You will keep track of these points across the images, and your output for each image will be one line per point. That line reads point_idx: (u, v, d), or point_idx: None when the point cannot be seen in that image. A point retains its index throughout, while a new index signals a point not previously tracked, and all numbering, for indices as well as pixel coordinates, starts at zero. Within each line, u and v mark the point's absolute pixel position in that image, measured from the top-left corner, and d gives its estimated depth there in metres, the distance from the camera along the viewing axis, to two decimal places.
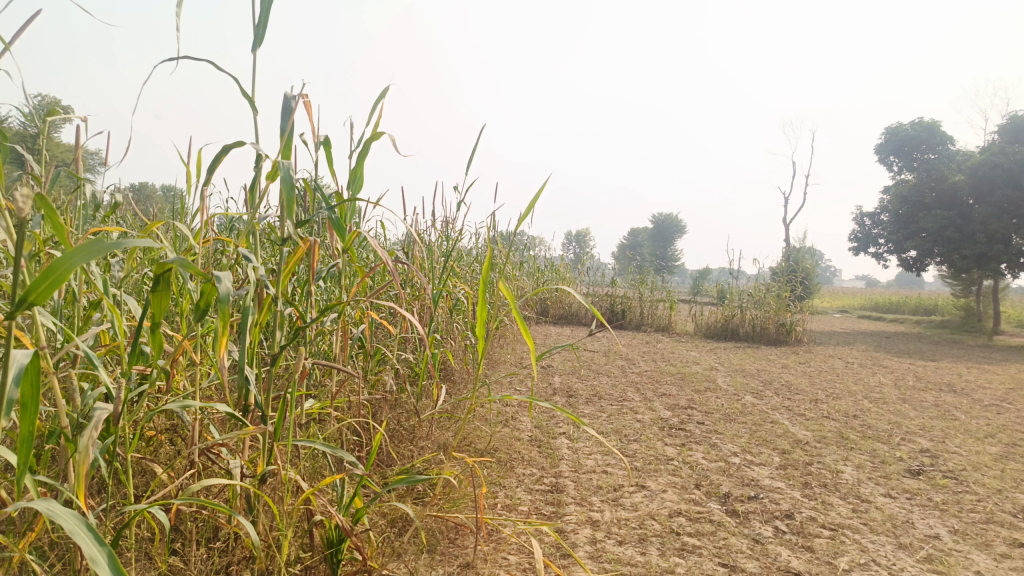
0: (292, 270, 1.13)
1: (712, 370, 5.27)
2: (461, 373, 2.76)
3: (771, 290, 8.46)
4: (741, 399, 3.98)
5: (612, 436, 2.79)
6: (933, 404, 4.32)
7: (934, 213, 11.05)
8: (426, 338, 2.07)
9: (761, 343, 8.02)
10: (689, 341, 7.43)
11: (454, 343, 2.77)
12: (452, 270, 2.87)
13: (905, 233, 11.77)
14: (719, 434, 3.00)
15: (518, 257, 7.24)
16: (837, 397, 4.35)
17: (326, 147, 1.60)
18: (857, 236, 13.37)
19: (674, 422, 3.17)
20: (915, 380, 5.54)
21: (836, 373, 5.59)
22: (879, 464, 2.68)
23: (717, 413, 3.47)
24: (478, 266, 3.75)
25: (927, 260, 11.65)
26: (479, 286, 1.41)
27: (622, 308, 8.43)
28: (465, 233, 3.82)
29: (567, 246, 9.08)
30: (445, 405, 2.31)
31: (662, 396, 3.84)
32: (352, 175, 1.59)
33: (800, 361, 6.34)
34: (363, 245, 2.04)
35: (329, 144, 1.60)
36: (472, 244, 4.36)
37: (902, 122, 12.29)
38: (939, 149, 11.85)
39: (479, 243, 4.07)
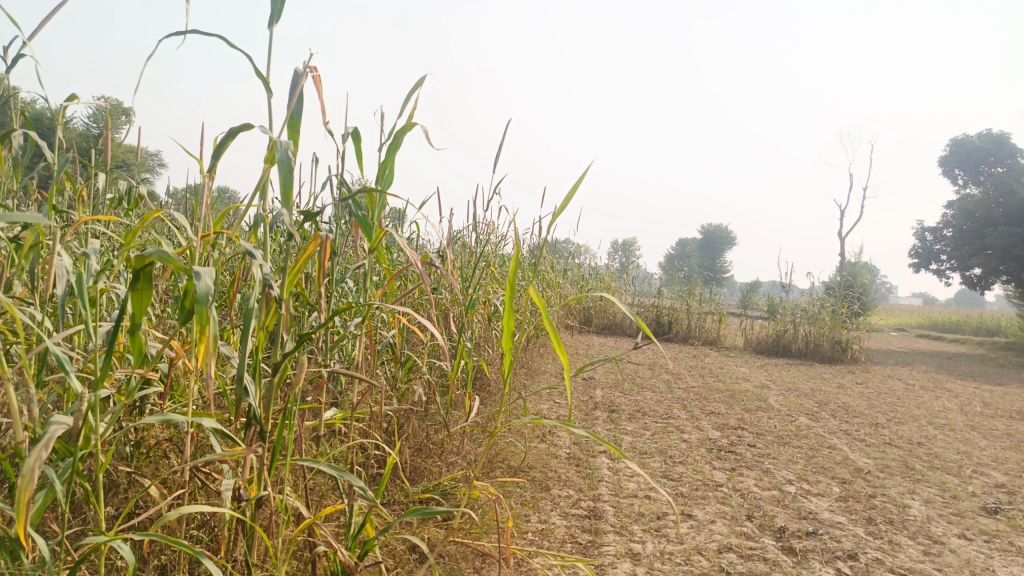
0: (300, 270, 1.00)
1: (764, 387, 5.03)
2: (497, 384, 2.64)
3: (825, 305, 8.12)
4: (794, 420, 3.76)
5: (656, 457, 2.62)
6: (1005, 432, 4.02)
7: (1001, 230, 10.53)
8: (460, 347, 1.95)
9: (814, 360, 7.70)
10: (738, 356, 7.17)
11: (491, 352, 2.65)
12: (491, 276, 2.74)
13: (969, 249, 11.25)
14: (772, 459, 2.80)
15: (563, 265, 7.11)
16: (899, 421, 4.09)
17: (356, 139, 1.49)
18: (917, 252, 12.83)
19: (723, 443, 2.98)
20: (982, 405, 5.21)
21: (896, 396, 5.28)
22: (950, 500, 2.45)
23: (770, 435, 3.27)
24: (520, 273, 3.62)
25: (993, 278, 11.10)
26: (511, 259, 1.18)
27: (669, 320, 8.21)
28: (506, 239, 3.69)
29: (613, 255, 8.89)
30: (477, 418, 2.18)
31: (710, 415, 3.64)
32: (381, 169, 1.47)
33: (856, 381, 6.05)
34: (390, 247, 1.92)
35: (358, 136, 1.48)
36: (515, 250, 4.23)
37: (969, 134, 11.76)
38: (1008, 162, 11.28)
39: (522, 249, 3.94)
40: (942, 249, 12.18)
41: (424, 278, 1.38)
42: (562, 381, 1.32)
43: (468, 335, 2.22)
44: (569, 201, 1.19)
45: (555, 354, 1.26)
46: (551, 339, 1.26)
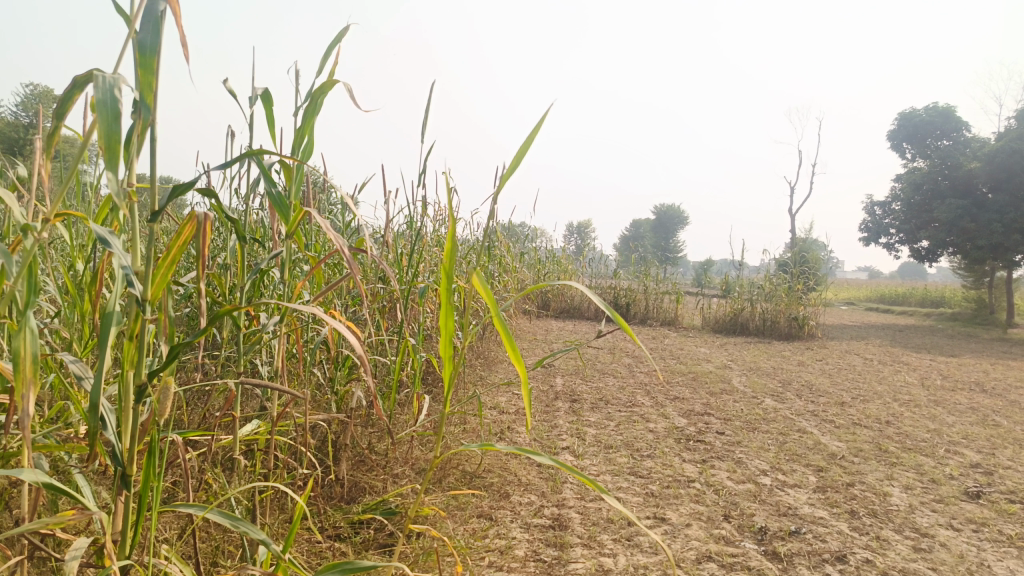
0: (173, 262, 0.76)
1: (726, 368, 4.92)
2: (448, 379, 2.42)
3: (782, 282, 8.09)
4: (761, 403, 3.63)
5: (622, 451, 2.45)
6: (969, 407, 3.95)
7: (948, 203, 10.68)
8: (403, 344, 1.73)
9: (772, 338, 7.67)
10: (697, 336, 7.08)
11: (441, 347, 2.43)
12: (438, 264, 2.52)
13: (917, 222, 11.39)
14: (743, 447, 2.66)
15: (518, 248, 6.92)
16: (865, 399, 4.00)
17: (266, 104, 1.25)
18: (868, 226, 12.97)
19: (690, 432, 2.83)
20: (941, 378, 5.17)
21: (857, 372, 5.23)
22: (930, 485, 2.32)
23: (738, 421, 3.13)
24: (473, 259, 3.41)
25: (940, 251, 11.28)
26: (448, 236, 0.93)
27: (627, 301, 8.09)
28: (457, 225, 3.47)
29: (568, 237, 8.73)
30: (426, 421, 1.97)
31: (676, 401, 3.49)
32: (298, 137, 1.22)
33: (816, 358, 5.99)
34: (313, 234, 1.69)
35: (270, 100, 1.24)
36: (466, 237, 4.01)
37: (916, 108, 11.88)
38: (953, 136, 11.41)
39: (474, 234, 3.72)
40: (891, 223, 12.32)
41: (353, 267, 1.14)
42: (520, 391, 1.08)
43: (415, 330, 2.00)
44: (520, 159, 0.97)
45: (510, 350, 1.00)
46: (504, 331, 0.99)
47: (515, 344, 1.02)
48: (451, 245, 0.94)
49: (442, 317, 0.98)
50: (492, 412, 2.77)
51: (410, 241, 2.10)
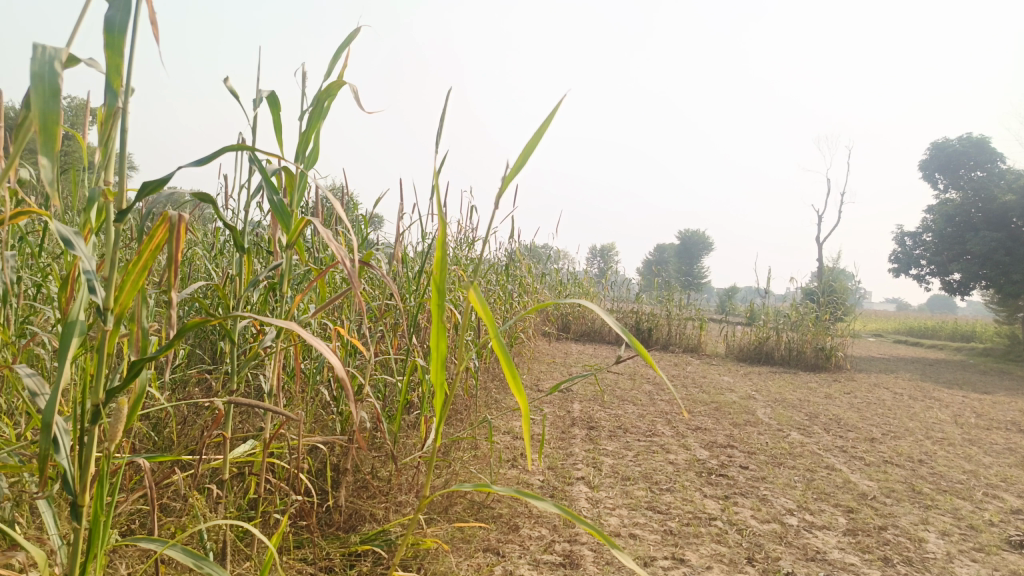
0: (143, 267, 0.70)
1: (750, 399, 4.77)
2: (461, 404, 2.34)
3: (808, 312, 7.91)
4: (786, 436, 3.49)
5: (640, 483, 2.34)
6: (1006, 447, 3.78)
7: (981, 235, 10.42)
8: (409, 363, 1.66)
9: (798, 368, 7.48)
10: (721, 364, 6.92)
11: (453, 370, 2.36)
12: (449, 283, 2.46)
13: (949, 254, 11.13)
14: (768, 483, 2.53)
15: (540, 269, 6.84)
16: (895, 436, 3.84)
17: (272, 109, 1.20)
18: (898, 257, 12.72)
19: (712, 465, 2.71)
20: (975, 416, 4.97)
21: (887, 406, 5.05)
22: (969, 532, 2.18)
23: (762, 454, 3.00)
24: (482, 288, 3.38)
25: (972, 284, 10.99)
26: (439, 251, 0.85)
27: (649, 327, 7.95)
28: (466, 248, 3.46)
29: (590, 260, 8.63)
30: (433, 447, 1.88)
31: (697, 431, 3.37)
32: (302, 142, 1.16)
33: (844, 390, 5.81)
34: (317, 247, 1.64)
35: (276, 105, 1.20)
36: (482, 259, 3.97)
37: (949, 138, 11.66)
38: (988, 167, 11.16)
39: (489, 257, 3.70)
40: (922, 255, 12.05)
41: (355, 285, 1.07)
42: (519, 428, 0.99)
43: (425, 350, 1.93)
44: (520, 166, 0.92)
45: (509, 378, 0.91)
46: (503, 354, 0.90)
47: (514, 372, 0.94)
48: (442, 264, 0.85)
49: (432, 341, 0.89)
50: (506, 437, 2.67)
51: (423, 258, 2.04)
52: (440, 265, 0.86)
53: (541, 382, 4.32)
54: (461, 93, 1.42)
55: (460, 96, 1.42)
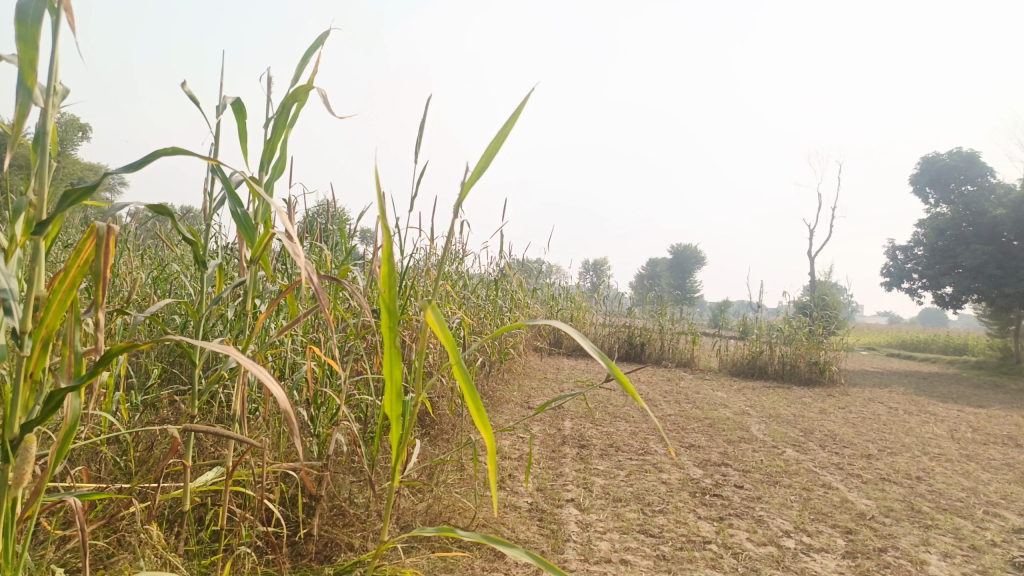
0: (69, 287, 0.65)
1: (744, 415, 4.70)
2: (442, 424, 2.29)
3: (801, 326, 7.86)
4: (782, 454, 3.42)
5: (632, 505, 2.26)
6: (1005, 463, 3.71)
7: (973, 248, 10.43)
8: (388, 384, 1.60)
9: (791, 383, 7.42)
10: (714, 379, 6.85)
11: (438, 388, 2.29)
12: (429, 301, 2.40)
13: (941, 268, 11.13)
14: (764, 503, 2.46)
15: (532, 285, 6.77)
16: (892, 452, 3.77)
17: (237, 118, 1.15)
18: (890, 270, 12.72)
19: (707, 485, 2.63)
20: (971, 431, 4.91)
21: (882, 421, 4.99)
22: (972, 553, 2.11)
23: (757, 473, 2.92)
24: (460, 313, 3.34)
25: (964, 297, 10.98)
26: (384, 267, 0.78)
27: (641, 342, 7.88)
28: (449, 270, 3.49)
29: (583, 274, 8.58)
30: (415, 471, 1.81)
31: (691, 449, 3.30)
32: (267, 151, 1.10)
33: (838, 405, 5.75)
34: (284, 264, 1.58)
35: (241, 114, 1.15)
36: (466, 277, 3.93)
37: (940, 152, 11.70)
38: (979, 180, 11.18)
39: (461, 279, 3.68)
40: (914, 268, 12.05)
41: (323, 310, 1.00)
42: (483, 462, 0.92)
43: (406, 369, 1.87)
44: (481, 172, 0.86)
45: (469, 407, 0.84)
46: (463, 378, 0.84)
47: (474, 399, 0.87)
48: (389, 280, 0.79)
49: (383, 366, 0.83)
50: (494, 458, 2.60)
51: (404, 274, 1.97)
52: (385, 279, 0.79)
53: (532, 399, 4.24)
54: (438, 101, 1.36)
55: (437, 105, 1.36)
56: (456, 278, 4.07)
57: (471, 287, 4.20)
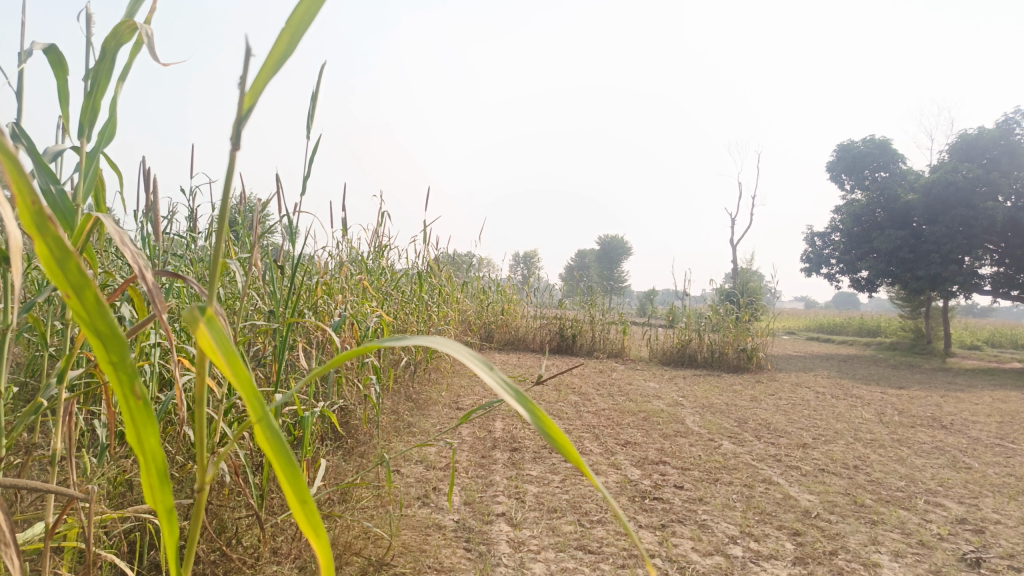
0: None
1: (678, 406, 4.60)
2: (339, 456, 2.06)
3: (729, 313, 7.88)
4: (719, 447, 3.31)
5: (568, 516, 2.07)
6: (935, 447, 3.70)
7: (888, 233, 10.74)
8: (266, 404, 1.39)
9: (721, 371, 7.43)
10: (646, 369, 6.76)
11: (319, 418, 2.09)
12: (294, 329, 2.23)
13: (857, 253, 11.43)
14: (706, 505, 2.31)
15: (460, 277, 6.52)
16: (827, 440, 3.72)
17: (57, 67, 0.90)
18: (809, 256, 13.02)
19: (646, 487, 2.47)
20: (897, 413, 4.96)
21: (812, 407, 4.98)
22: (923, 552, 2.00)
23: (696, 471, 2.78)
24: (366, 315, 3.08)
25: (879, 281, 11.31)
26: (49, 255, 0.46)
27: (573, 333, 7.70)
28: (336, 264, 3.26)
29: (512, 266, 8.37)
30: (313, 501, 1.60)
31: (628, 447, 3.14)
32: (87, 110, 0.84)
33: (768, 392, 5.73)
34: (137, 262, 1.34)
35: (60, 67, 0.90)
36: (370, 275, 3.68)
37: (855, 140, 12.00)
38: (892, 167, 11.51)
39: (359, 280, 3.41)
40: (832, 254, 12.37)
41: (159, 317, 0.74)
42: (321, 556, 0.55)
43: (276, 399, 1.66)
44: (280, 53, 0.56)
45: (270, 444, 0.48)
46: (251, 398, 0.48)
47: (281, 441, 0.49)
48: (73, 283, 0.47)
49: (126, 429, 0.51)
50: (416, 474, 2.38)
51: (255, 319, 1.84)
52: (64, 278, 0.47)
53: (461, 399, 4.02)
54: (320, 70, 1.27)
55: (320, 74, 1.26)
56: (376, 273, 3.79)
57: (393, 282, 3.92)
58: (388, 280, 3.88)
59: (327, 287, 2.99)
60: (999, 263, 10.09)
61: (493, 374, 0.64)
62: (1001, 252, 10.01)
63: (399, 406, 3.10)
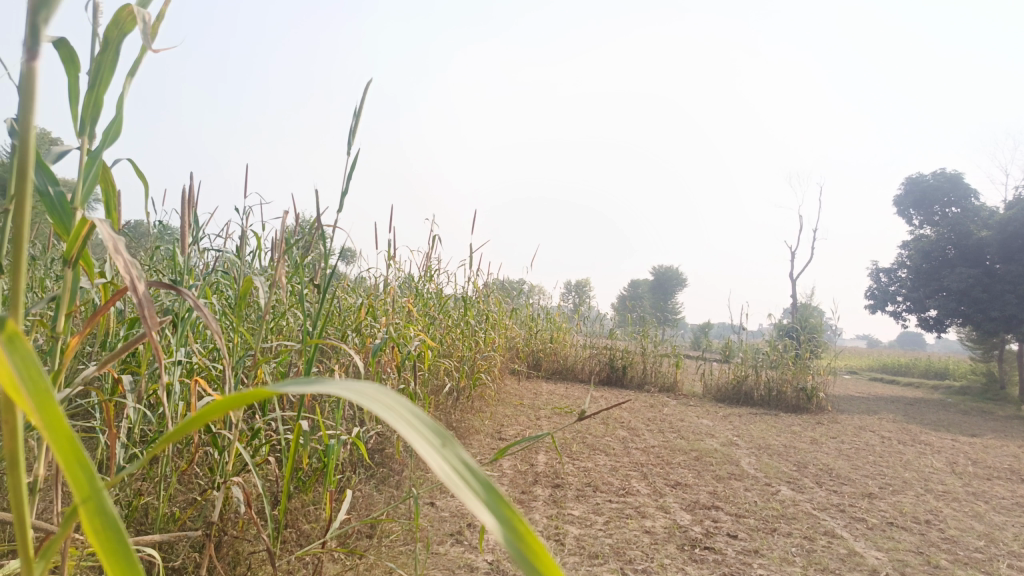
0: None
1: (732, 446, 4.38)
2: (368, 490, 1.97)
3: (787, 350, 7.57)
4: (777, 493, 3.10)
5: (611, 563, 1.93)
6: (1015, 504, 3.40)
7: (959, 271, 10.24)
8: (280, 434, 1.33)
9: (778, 409, 7.12)
10: (698, 405, 6.52)
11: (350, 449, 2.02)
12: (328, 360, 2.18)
13: (925, 291, 10.93)
14: (763, 558, 2.14)
15: (510, 304, 6.43)
16: (894, 490, 3.46)
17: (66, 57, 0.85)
18: (874, 293, 12.52)
19: (696, 534, 2.30)
20: (971, 463, 4.62)
21: (876, 453, 4.68)
22: None
23: (751, 518, 2.60)
24: (408, 340, 3.01)
25: (949, 321, 10.77)
26: None
27: (623, 365, 7.50)
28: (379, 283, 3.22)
29: (563, 294, 8.24)
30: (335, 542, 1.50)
31: (677, 488, 2.97)
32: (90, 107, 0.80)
33: (829, 435, 5.44)
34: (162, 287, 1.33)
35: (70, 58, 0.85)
36: (414, 299, 3.61)
37: (925, 174, 11.54)
38: (964, 203, 11.01)
39: (403, 304, 3.34)
40: (898, 291, 11.85)
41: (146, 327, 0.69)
42: None
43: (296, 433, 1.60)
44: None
45: (87, 524, 0.34)
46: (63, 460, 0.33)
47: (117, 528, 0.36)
48: None
49: None
50: (452, 509, 2.26)
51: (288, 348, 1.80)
52: None
53: (504, 429, 3.90)
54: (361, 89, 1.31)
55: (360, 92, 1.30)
56: (422, 297, 3.72)
57: (440, 306, 3.85)
58: (433, 304, 3.81)
59: (370, 310, 2.93)
60: None
61: (446, 452, 0.37)
62: None
63: None
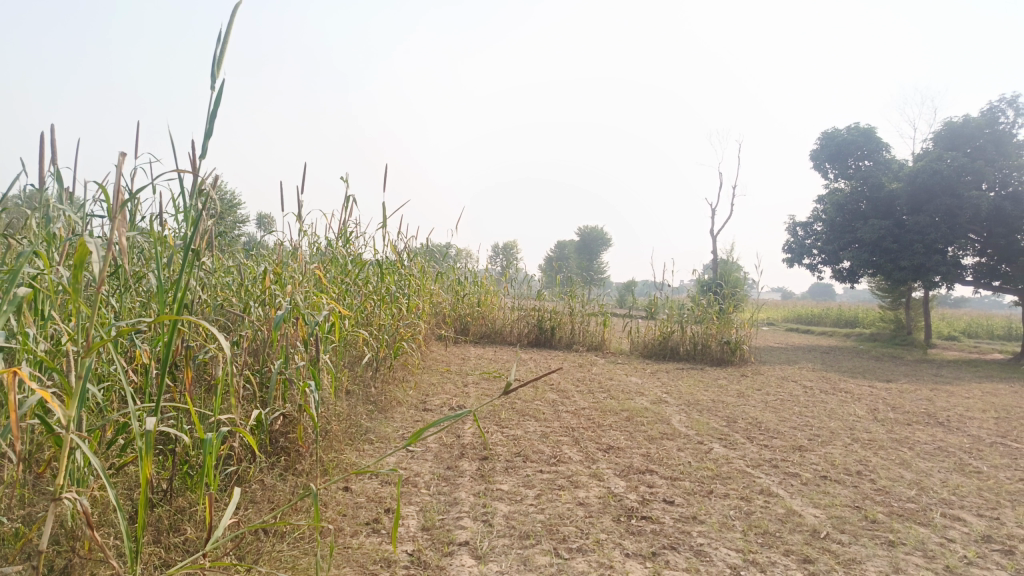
0: None
1: (662, 404, 4.32)
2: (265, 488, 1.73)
3: (712, 305, 7.62)
4: (710, 451, 3.03)
5: (543, 545, 1.77)
6: (938, 448, 3.44)
7: (871, 223, 10.55)
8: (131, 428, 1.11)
9: (704, 364, 7.18)
10: (627, 363, 6.48)
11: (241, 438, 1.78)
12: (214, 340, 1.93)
13: (839, 243, 11.26)
14: (702, 525, 2.03)
15: (434, 267, 6.18)
16: (823, 441, 3.45)
17: None
18: (790, 247, 12.85)
19: (632, 503, 2.17)
20: (890, 409, 4.72)
21: (801, 404, 4.72)
22: None
23: (686, 481, 2.49)
24: (317, 309, 2.74)
25: (862, 272, 11.14)
26: None
27: (552, 326, 7.38)
28: (283, 245, 2.94)
29: (490, 256, 8.04)
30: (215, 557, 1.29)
31: (610, 453, 2.85)
32: None
33: (754, 387, 5.48)
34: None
35: None
36: (324, 265, 3.34)
37: (839, 128, 11.80)
38: (875, 156, 11.32)
39: (312, 271, 3.07)
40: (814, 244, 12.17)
41: None
42: None
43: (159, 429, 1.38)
44: None
45: None
46: None
47: None
48: None
49: None
50: (368, 494, 2.06)
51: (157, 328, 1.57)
52: None
53: (429, 398, 3.71)
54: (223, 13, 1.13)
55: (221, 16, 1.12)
56: (339, 263, 3.46)
57: (358, 273, 3.58)
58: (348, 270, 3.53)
59: (276, 278, 2.66)
60: (982, 253, 9.95)
61: None
62: (982, 242, 9.88)
63: (356, 407, 2.79)
